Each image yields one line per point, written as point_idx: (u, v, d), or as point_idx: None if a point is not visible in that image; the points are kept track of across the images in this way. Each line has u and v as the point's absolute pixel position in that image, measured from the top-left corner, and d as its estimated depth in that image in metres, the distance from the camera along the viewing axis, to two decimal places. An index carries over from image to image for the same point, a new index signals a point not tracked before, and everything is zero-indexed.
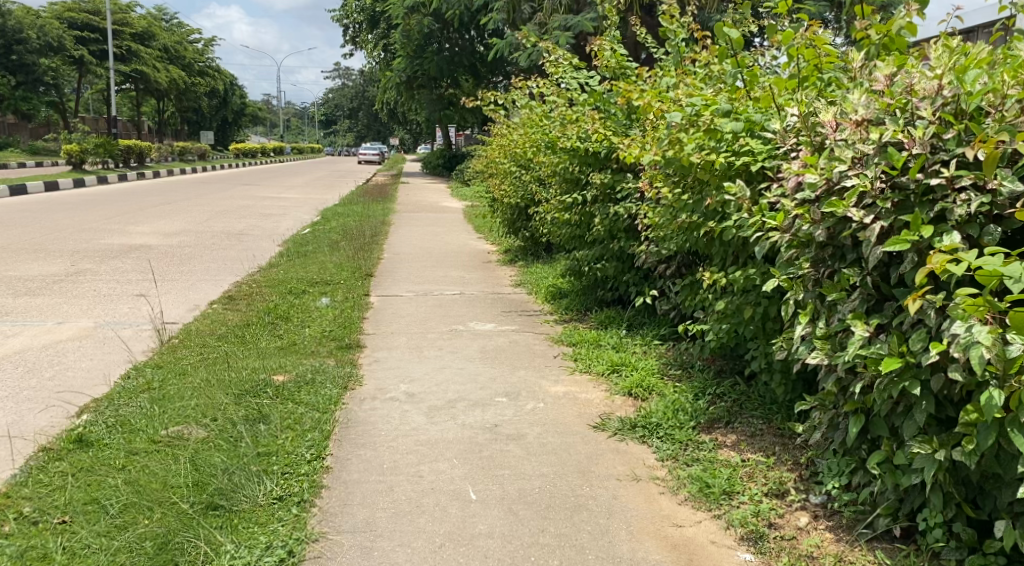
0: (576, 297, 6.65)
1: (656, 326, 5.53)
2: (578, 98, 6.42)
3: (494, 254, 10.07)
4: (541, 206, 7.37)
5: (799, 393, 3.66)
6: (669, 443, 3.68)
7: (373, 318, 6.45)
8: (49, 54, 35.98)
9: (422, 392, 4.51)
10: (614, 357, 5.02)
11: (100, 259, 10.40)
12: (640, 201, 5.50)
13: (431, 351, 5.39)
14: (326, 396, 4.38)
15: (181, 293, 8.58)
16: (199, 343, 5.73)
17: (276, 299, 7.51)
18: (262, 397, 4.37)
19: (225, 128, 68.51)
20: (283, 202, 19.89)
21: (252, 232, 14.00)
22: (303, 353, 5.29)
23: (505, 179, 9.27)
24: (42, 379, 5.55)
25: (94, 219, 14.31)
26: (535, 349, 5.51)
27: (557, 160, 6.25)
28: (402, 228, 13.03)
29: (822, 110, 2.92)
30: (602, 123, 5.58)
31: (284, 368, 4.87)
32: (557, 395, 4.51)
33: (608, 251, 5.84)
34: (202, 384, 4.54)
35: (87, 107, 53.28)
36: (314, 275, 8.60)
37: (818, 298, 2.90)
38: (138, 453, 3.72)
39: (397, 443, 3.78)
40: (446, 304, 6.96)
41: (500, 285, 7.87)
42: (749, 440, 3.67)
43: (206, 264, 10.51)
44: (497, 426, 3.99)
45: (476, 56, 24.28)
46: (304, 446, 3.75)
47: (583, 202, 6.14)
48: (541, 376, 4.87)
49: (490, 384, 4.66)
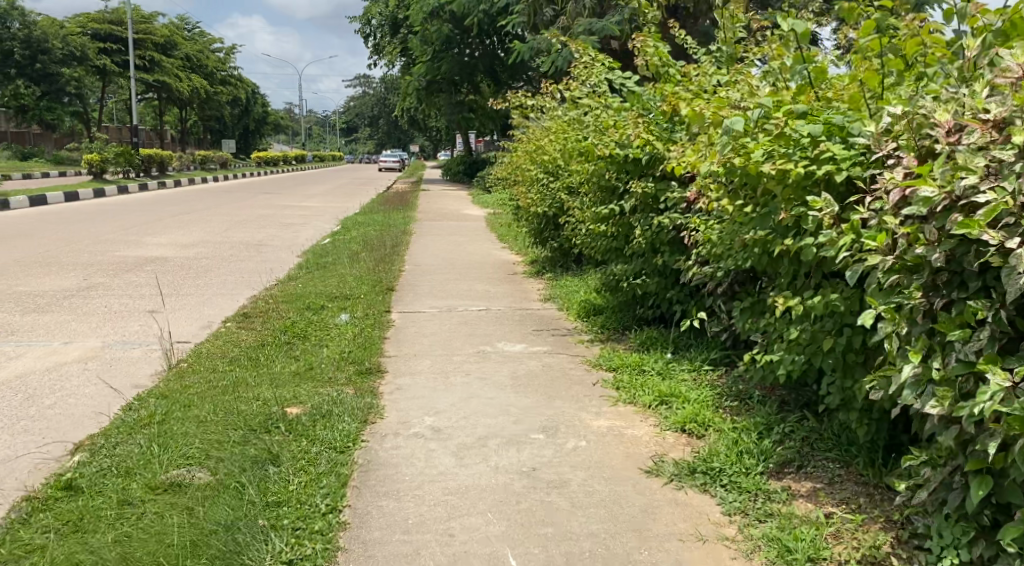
0: (613, 313, 6.19)
1: (705, 349, 5.06)
2: (615, 100, 5.95)
3: (520, 265, 9.62)
4: (571, 215, 6.89)
5: (886, 434, 3.23)
6: (735, 493, 3.25)
7: (395, 338, 6.01)
8: (72, 64, 35.97)
9: (449, 427, 4.05)
10: (662, 386, 4.56)
11: (114, 273, 10.06)
12: (687, 212, 5.03)
13: (458, 377, 4.93)
14: (343, 432, 3.92)
15: (194, 309, 8.19)
16: (208, 368, 5.29)
17: (292, 317, 7.07)
18: (274, 433, 3.91)
19: (247, 136, 68.61)
20: (303, 210, 19.55)
21: (272, 242, 13.64)
22: (320, 380, 4.82)
23: (532, 187, 8.80)
24: (41, 407, 5.15)
25: (111, 230, 14.01)
26: (571, 374, 5.04)
27: (589, 167, 5.78)
28: (424, 237, 12.60)
29: (935, 109, 2.50)
30: (644, 126, 5.11)
31: (299, 397, 4.40)
32: (600, 431, 4.04)
33: (650, 266, 5.38)
34: (209, 418, 4.10)
35: (111, 117, 53.57)
36: (333, 290, 8.17)
37: (928, 333, 2.45)
38: (133, 504, 3.28)
39: (423, 493, 3.33)
40: (473, 321, 6.51)
41: (529, 299, 7.42)
42: (827, 489, 3.25)
43: (222, 277, 10.14)
44: (535, 470, 3.53)
45: (497, 60, 23.86)
46: (318, 495, 3.31)
47: (621, 212, 5.64)
48: (580, 407, 4.40)
49: (524, 418, 4.20)
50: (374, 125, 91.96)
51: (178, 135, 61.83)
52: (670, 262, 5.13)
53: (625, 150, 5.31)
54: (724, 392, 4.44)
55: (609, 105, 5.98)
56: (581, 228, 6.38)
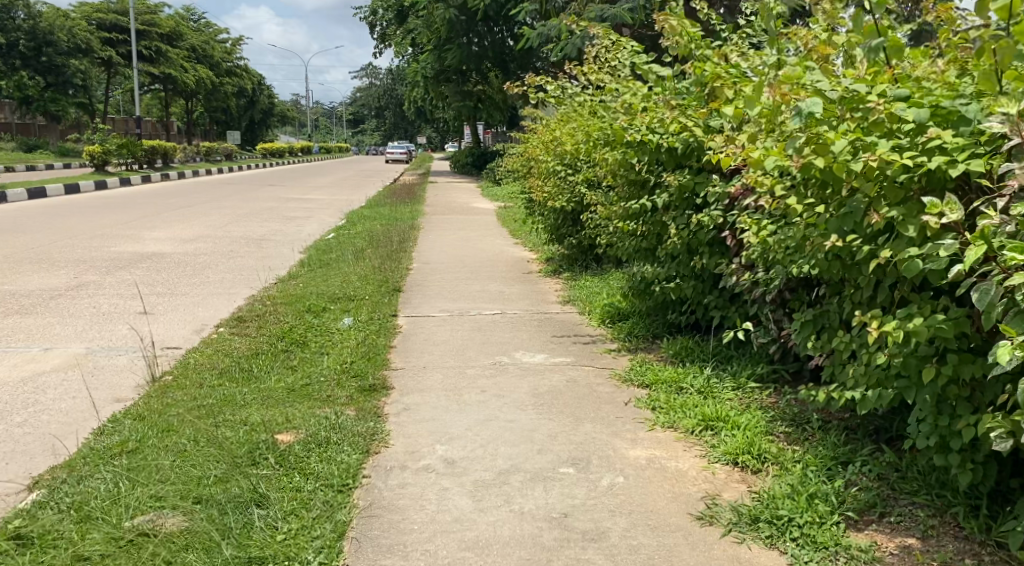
0: (641, 320, 5.65)
1: (750, 362, 4.52)
2: (630, 83, 5.38)
3: (534, 262, 9.08)
4: (593, 211, 6.33)
5: (991, 480, 2.78)
6: (810, 551, 2.76)
7: (402, 346, 5.48)
8: (76, 55, 35.46)
9: (464, 459, 3.52)
10: (705, 408, 4.03)
11: (106, 270, 9.52)
12: (731, 209, 4.48)
13: (472, 394, 4.39)
14: (341, 466, 3.39)
15: (188, 312, 7.66)
16: (194, 382, 4.75)
17: (290, 321, 6.54)
18: (261, 467, 3.38)
19: (253, 128, 68.09)
20: (308, 204, 19.01)
21: (274, 237, 13.11)
22: (317, 398, 4.28)
23: (547, 179, 8.25)
24: (8, 426, 4.62)
25: (107, 224, 13.46)
26: (599, 390, 4.50)
27: (612, 156, 5.25)
28: (433, 233, 12.05)
29: None
30: (681, 112, 4.54)
31: (291, 420, 3.86)
32: (639, 465, 3.52)
33: (687, 270, 4.83)
34: (187, 447, 3.56)
35: (116, 108, 53.13)
36: (336, 291, 7.63)
37: None
38: (90, 560, 2.76)
39: (435, 548, 2.82)
40: (487, 327, 5.98)
41: (547, 301, 6.88)
42: (921, 547, 2.76)
43: (220, 275, 9.59)
44: (566, 517, 3.02)
45: (506, 49, 23.29)
46: (310, 551, 2.79)
47: (653, 209, 5.08)
48: (613, 433, 3.88)
49: (550, 446, 3.67)
50: (381, 116, 91.35)
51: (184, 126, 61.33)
52: (711, 265, 4.60)
53: (644, 138, 4.76)
54: (777, 415, 3.90)
55: (622, 88, 5.42)
56: (607, 225, 5.87)
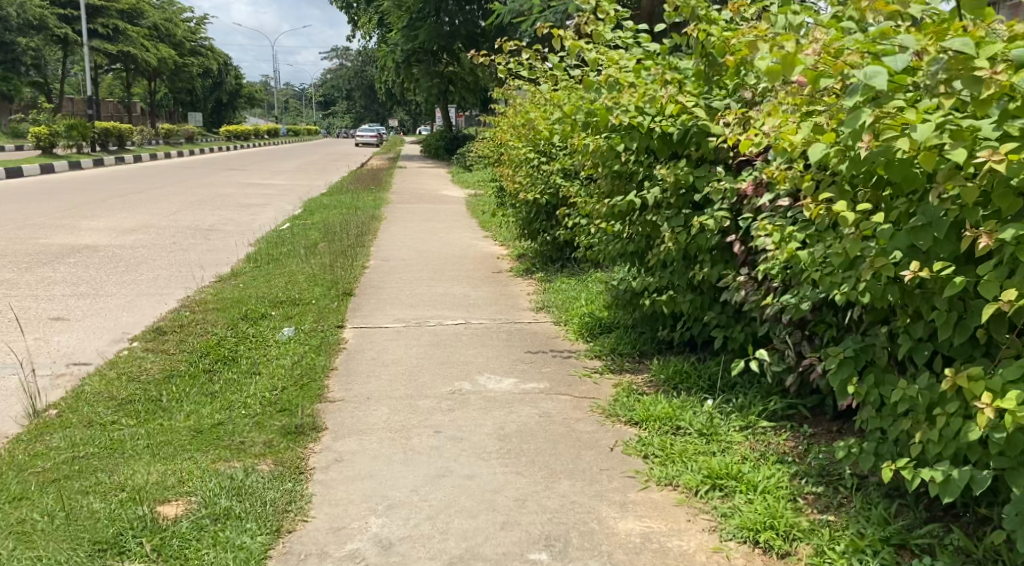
0: (625, 335, 4.86)
1: (759, 394, 3.75)
2: (612, 56, 4.55)
3: (505, 259, 8.28)
4: (571, 206, 5.53)
5: None
6: None
7: (344, 368, 4.64)
8: (29, 33, 34.02)
9: (404, 541, 2.70)
10: (712, 460, 3.23)
11: (27, 266, 8.56)
12: (738, 208, 3.69)
13: (422, 437, 3.56)
14: (237, 556, 2.56)
15: (109, 317, 6.78)
16: (83, 417, 3.89)
17: (220, 334, 5.67)
18: (129, 559, 2.54)
19: (219, 109, 66.46)
20: (267, 190, 18.05)
21: (224, 228, 12.17)
22: (228, 446, 3.44)
23: (520, 168, 7.43)
24: None
25: (42, 213, 12.45)
26: (577, 429, 3.68)
27: (588, 140, 4.44)
28: (396, 224, 11.18)
29: None
30: (679, 90, 3.74)
31: (186, 482, 3.01)
32: (631, 546, 2.72)
33: (683, 281, 4.03)
34: (37, 523, 2.70)
35: (75, 88, 51.51)
36: (279, 294, 6.78)
37: None
38: None
39: None
40: (447, 342, 5.16)
41: (518, 307, 6.07)
42: None
43: (155, 274, 8.67)
44: None
45: (478, 29, 22.39)
46: None
47: (642, 208, 4.28)
48: (597, 494, 3.06)
49: (517, 519, 2.85)
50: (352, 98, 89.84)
51: (147, 108, 59.67)
52: (714, 277, 3.81)
53: (623, 121, 3.92)
54: (801, 471, 3.12)
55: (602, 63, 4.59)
56: (586, 224, 5.07)
